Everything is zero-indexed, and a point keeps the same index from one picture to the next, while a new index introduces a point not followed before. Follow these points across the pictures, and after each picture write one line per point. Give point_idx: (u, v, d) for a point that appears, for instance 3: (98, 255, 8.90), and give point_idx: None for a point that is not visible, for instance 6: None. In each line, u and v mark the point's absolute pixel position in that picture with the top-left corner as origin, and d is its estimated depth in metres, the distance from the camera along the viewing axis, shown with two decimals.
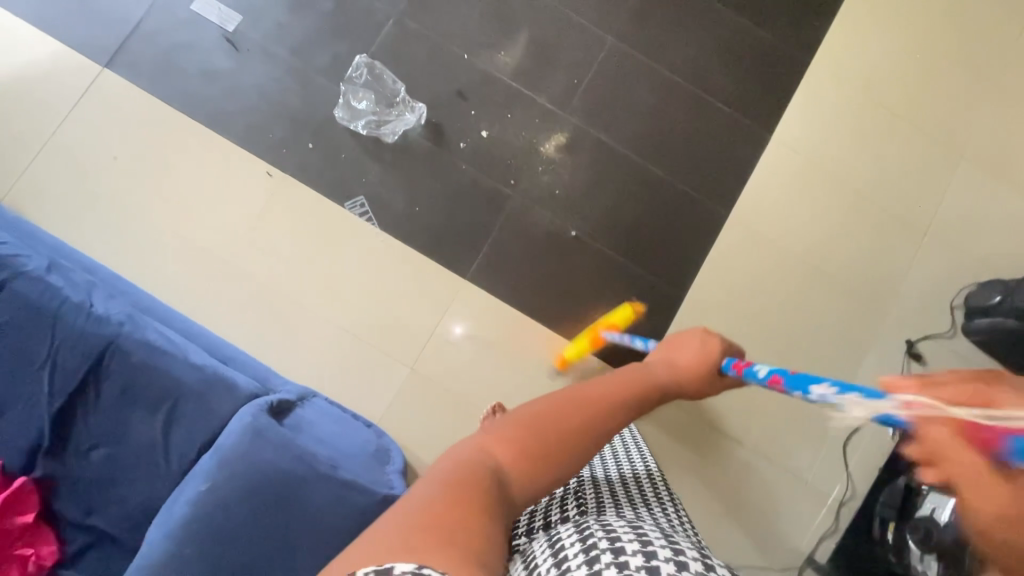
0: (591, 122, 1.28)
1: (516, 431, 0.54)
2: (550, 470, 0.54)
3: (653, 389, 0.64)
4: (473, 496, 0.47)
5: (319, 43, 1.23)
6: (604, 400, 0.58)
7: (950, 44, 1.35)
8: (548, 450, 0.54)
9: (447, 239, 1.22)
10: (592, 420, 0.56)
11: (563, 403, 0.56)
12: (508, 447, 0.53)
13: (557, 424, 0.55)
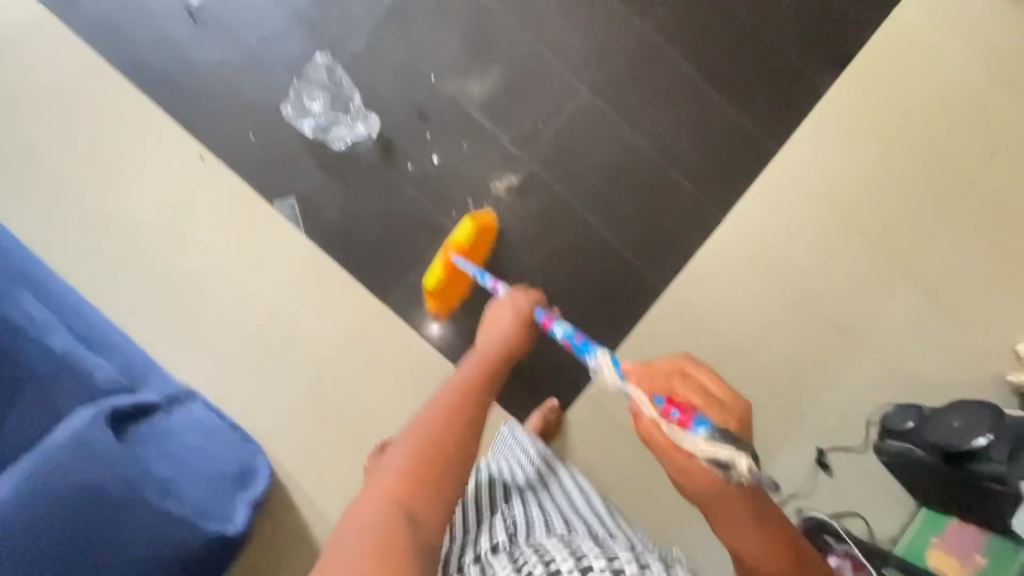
0: (546, 169, 1.25)
1: (401, 473, 0.59)
2: (452, 479, 0.61)
3: (494, 372, 0.77)
4: (392, 550, 0.52)
5: (282, 32, 1.18)
6: (458, 406, 0.67)
7: (917, 161, 1.35)
8: (438, 472, 0.60)
9: (375, 259, 1.17)
10: (461, 424, 0.65)
11: (426, 431, 0.63)
12: (395, 495, 0.57)
13: (431, 454, 0.61)
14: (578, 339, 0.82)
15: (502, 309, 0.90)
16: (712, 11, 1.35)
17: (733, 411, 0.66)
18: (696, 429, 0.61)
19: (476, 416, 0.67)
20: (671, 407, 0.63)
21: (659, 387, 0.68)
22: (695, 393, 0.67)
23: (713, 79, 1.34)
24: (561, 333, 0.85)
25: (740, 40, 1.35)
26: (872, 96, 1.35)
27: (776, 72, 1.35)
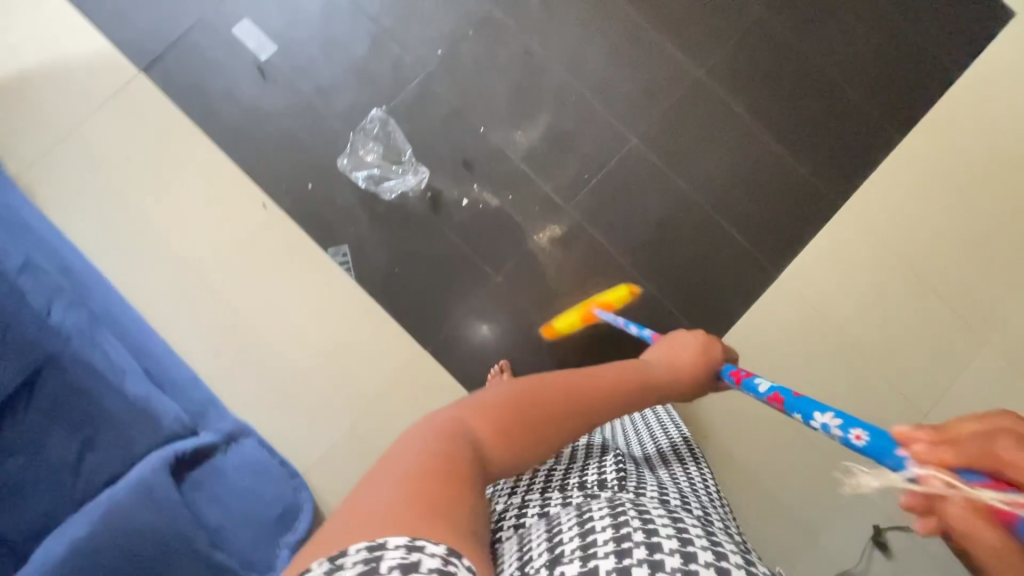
0: (591, 221, 1.24)
1: (502, 411, 0.55)
2: (540, 447, 0.57)
3: (631, 389, 0.70)
4: (462, 471, 0.49)
5: (343, 87, 1.25)
6: (580, 389, 0.62)
7: (1009, 215, 1.21)
8: (535, 433, 0.56)
9: (419, 307, 1.21)
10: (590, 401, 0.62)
11: (537, 388, 0.58)
12: (490, 426, 0.54)
13: (540, 411, 0.57)
14: (792, 396, 0.72)
15: (688, 339, 0.88)
16: (772, 56, 1.29)
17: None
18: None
19: (585, 412, 0.61)
20: (974, 470, 0.39)
21: (970, 452, 0.39)
22: (1016, 442, 0.38)
23: (771, 126, 1.28)
24: (763, 388, 0.77)
25: (801, 86, 1.29)
26: (951, 143, 1.25)
27: (839, 120, 1.28)
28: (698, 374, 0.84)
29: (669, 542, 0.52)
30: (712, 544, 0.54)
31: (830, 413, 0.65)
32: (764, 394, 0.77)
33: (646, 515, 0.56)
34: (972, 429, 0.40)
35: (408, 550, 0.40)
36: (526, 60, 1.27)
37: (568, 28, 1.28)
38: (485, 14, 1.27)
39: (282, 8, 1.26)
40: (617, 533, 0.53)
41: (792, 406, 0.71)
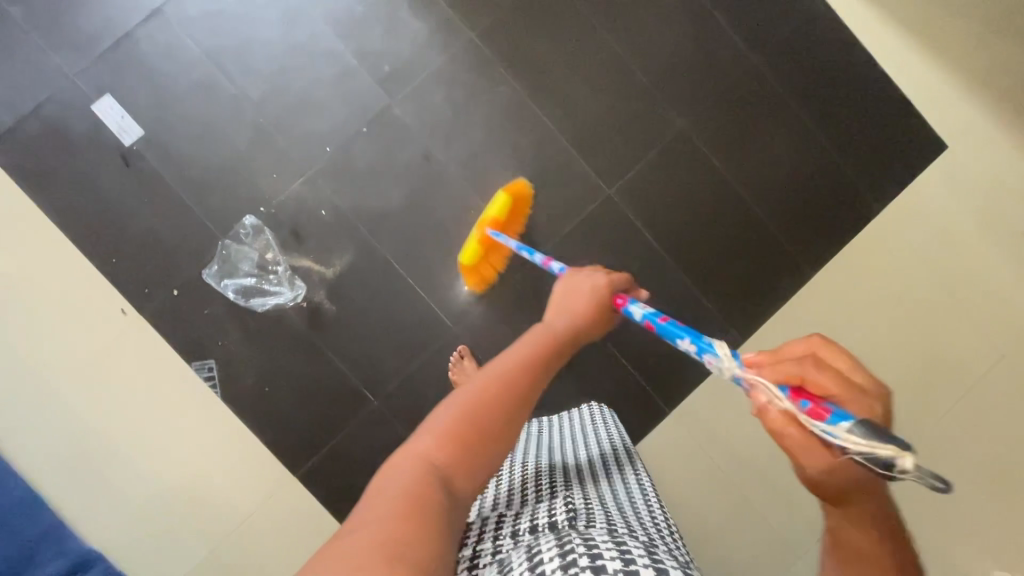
0: (480, 345, 1.17)
1: (449, 430, 0.52)
2: (495, 456, 0.54)
3: (561, 349, 0.68)
4: (422, 516, 0.45)
5: (217, 181, 1.13)
6: (518, 375, 0.58)
7: (902, 370, 1.22)
8: (484, 445, 0.53)
9: (291, 427, 1.14)
10: (525, 380, 0.59)
11: (480, 396, 0.55)
12: (440, 450, 0.51)
13: (480, 422, 0.53)
14: (661, 321, 0.73)
15: (582, 282, 0.81)
16: (691, 179, 1.21)
17: (882, 402, 0.48)
18: (839, 423, 0.44)
19: (528, 396, 0.58)
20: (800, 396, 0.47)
21: (784, 373, 0.50)
22: (833, 378, 0.48)
23: (681, 254, 1.21)
24: (641, 316, 0.77)
25: (718, 215, 1.22)
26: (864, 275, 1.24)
27: (752, 253, 1.22)
28: (600, 319, 0.78)
29: (615, 565, 0.49)
30: (655, 562, 0.51)
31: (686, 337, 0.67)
32: (640, 321, 0.77)
33: (591, 542, 0.54)
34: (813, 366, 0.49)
35: None
36: (424, 164, 1.16)
37: (473, 130, 1.17)
38: (381, 108, 1.15)
39: (151, 86, 1.12)
40: (564, 561, 0.51)
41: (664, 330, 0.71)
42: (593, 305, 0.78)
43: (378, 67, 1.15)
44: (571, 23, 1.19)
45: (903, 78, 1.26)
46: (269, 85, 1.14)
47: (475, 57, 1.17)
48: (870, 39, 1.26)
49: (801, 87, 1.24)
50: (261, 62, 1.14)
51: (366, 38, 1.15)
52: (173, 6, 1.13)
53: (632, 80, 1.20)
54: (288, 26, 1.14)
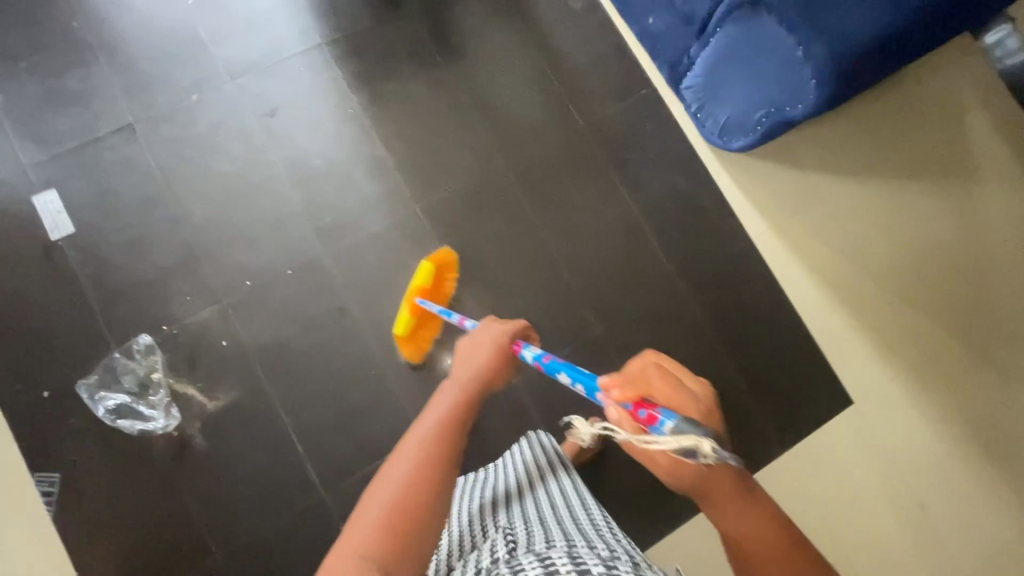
0: (346, 516, 1.11)
1: (371, 529, 0.46)
2: (436, 527, 0.48)
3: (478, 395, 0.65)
4: None
5: (128, 294, 1.13)
6: (438, 435, 0.54)
7: None
8: (413, 524, 0.47)
9: (117, 565, 1.05)
10: (453, 434, 0.55)
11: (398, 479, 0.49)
12: (375, 548, 0.45)
13: (397, 516, 0.47)
14: (549, 359, 0.78)
15: (486, 334, 0.81)
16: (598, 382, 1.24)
17: (706, 397, 0.54)
18: (665, 424, 0.49)
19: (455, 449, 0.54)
20: (640, 406, 0.53)
21: (630, 394, 0.56)
22: (661, 381, 0.55)
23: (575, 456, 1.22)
24: (533, 355, 0.80)
25: None
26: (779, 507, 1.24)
27: (647, 468, 1.24)
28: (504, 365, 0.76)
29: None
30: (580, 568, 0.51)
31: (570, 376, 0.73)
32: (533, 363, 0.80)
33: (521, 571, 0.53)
34: (648, 378, 0.56)
35: None
36: (338, 318, 1.17)
37: (395, 294, 1.20)
38: (311, 257, 1.19)
39: (99, 191, 1.17)
40: None
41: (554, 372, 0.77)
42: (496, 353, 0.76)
43: (320, 217, 1.20)
44: (511, 215, 1.26)
45: (817, 324, 1.36)
46: (212, 213, 1.18)
47: (414, 227, 1.23)
48: (791, 284, 1.36)
49: (722, 318, 1.29)
50: (210, 191, 1.19)
51: (317, 189, 1.22)
52: (145, 126, 1.20)
53: (558, 279, 1.25)
54: (245, 164, 1.21)
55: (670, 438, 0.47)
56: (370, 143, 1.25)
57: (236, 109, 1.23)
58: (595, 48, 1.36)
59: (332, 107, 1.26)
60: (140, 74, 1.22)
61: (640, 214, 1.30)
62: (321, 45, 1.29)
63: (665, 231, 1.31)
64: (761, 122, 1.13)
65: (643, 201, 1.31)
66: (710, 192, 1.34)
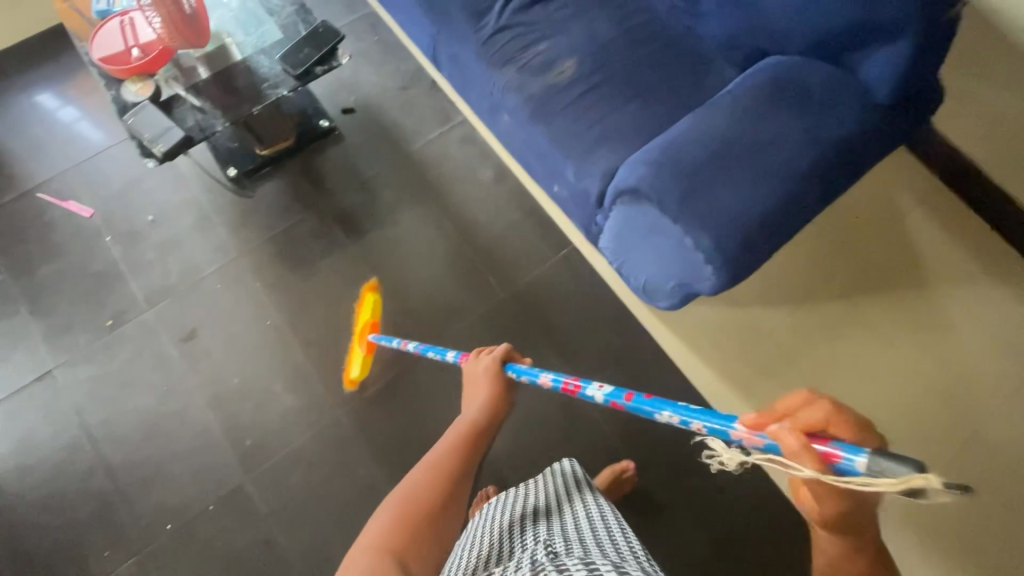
0: None
1: (389, 524, 0.59)
2: (441, 526, 0.60)
3: (486, 430, 0.75)
4: None
5: (44, 559, 1.09)
6: (434, 467, 0.65)
7: None
8: (423, 518, 0.59)
9: None
10: (455, 473, 0.65)
11: (411, 484, 0.63)
12: (388, 539, 0.57)
13: (405, 511, 0.60)
14: (625, 399, 0.69)
15: (474, 374, 0.88)
16: None
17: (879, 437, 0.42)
18: (857, 458, 0.40)
19: (467, 471, 0.67)
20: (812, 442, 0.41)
21: (799, 424, 0.43)
22: (855, 423, 0.41)
23: None
24: (599, 398, 0.74)
25: None
26: None
27: None
28: (494, 388, 0.85)
29: None
30: None
31: (663, 408, 0.63)
32: (605, 405, 0.73)
33: None
34: (815, 410, 0.42)
35: None
36: (262, 553, 1.10)
37: (321, 515, 1.12)
38: (233, 485, 1.14)
39: (18, 446, 1.15)
40: None
41: (632, 408, 0.68)
42: (494, 386, 0.85)
43: (241, 440, 1.16)
44: (436, 404, 1.19)
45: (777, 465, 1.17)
46: (130, 451, 1.15)
47: (339, 436, 1.17)
48: None
49: (671, 482, 1.14)
50: (128, 428, 1.16)
51: (237, 410, 1.18)
52: (66, 370, 1.20)
53: (494, 468, 1.16)
54: (163, 395, 1.19)
55: (872, 474, 0.39)
56: (288, 351, 1.23)
57: (155, 336, 1.23)
58: (508, 214, 1.37)
59: (251, 318, 1.25)
60: (63, 315, 1.24)
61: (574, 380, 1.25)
62: (239, 256, 1.30)
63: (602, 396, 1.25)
64: (679, 287, 1.06)
65: (575, 366, 1.25)
66: (647, 343, 1.28)
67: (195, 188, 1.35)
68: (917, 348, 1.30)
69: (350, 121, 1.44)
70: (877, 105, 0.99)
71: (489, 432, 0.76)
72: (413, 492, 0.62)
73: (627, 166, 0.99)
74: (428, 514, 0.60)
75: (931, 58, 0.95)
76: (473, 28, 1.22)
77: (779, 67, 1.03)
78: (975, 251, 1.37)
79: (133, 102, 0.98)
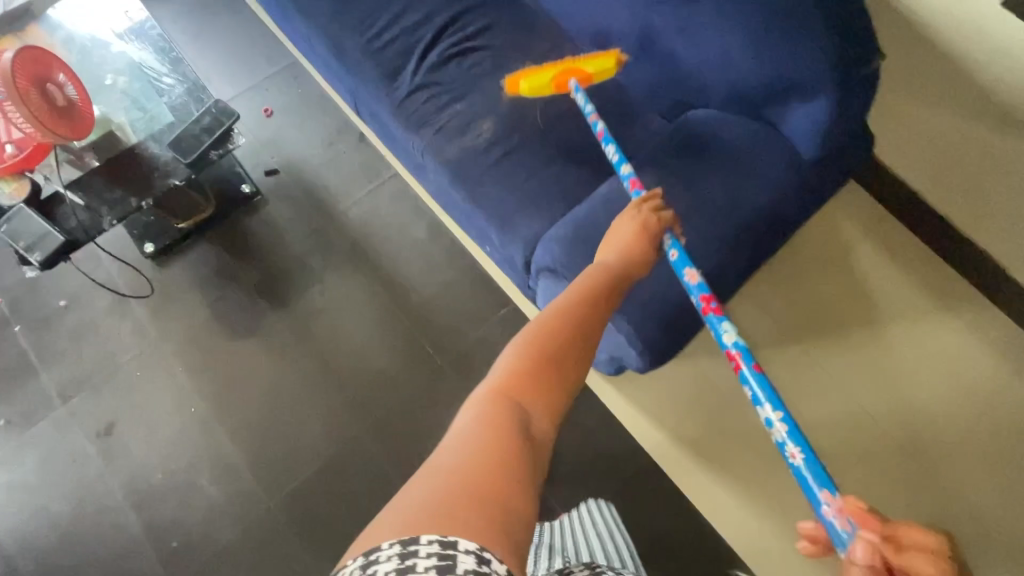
0: None
1: (511, 366, 0.52)
2: (564, 377, 0.53)
3: (616, 286, 0.69)
4: (498, 440, 0.44)
5: None
6: (562, 325, 0.57)
7: None
8: (552, 362, 0.53)
9: None
10: (585, 332, 0.58)
11: (533, 333, 0.55)
12: (513, 382, 0.50)
13: (535, 352, 0.53)
14: (751, 364, 0.69)
15: (625, 220, 0.80)
16: None
17: None
18: None
19: (594, 331, 0.60)
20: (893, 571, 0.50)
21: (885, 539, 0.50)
22: None
23: None
24: (729, 339, 0.72)
25: None
26: None
27: None
28: (647, 247, 0.77)
29: None
30: None
31: (776, 406, 0.64)
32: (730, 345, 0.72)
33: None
34: (926, 542, 0.49)
35: (441, 547, 0.37)
36: None
37: None
38: None
39: None
40: None
41: (741, 376, 0.69)
42: (637, 235, 0.77)
43: (165, 542, 1.10)
44: (374, 487, 1.14)
45: (728, 519, 1.17)
46: (46, 563, 1.08)
47: (269, 530, 1.11)
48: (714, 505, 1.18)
49: None
50: (43, 536, 1.10)
51: (160, 508, 1.12)
52: None
53: None
54: (80, 497, 1.12)
55: None
56: (214, 438, 1.17)
57: (70, 433, 1.16)
58: (445, 273, 1.31)
59: (173, 405, 1.19)
60: None
61: None
62: (159, 338, 1.23)
63: None
64: (611, 359, 1.01)
65: None
66: (594, 403, 1.23)
67: (111, 267, 1.28)
68: (868, 393, 1.26)
69: (274, 183, 1.37)
70: (800, 164, 0.95)
71: (620, 284, 0.70)
72: (541, 338, 0.55)
73: (540, 247, 0.95)
74: (555, 373, 0.52)
75: (853, 116, 0.89)
76: (385, 90, 1.16)
77: (700, 127, 0.99)
78: (929, 283, 1.31)
79: (10, 205, 0.93)
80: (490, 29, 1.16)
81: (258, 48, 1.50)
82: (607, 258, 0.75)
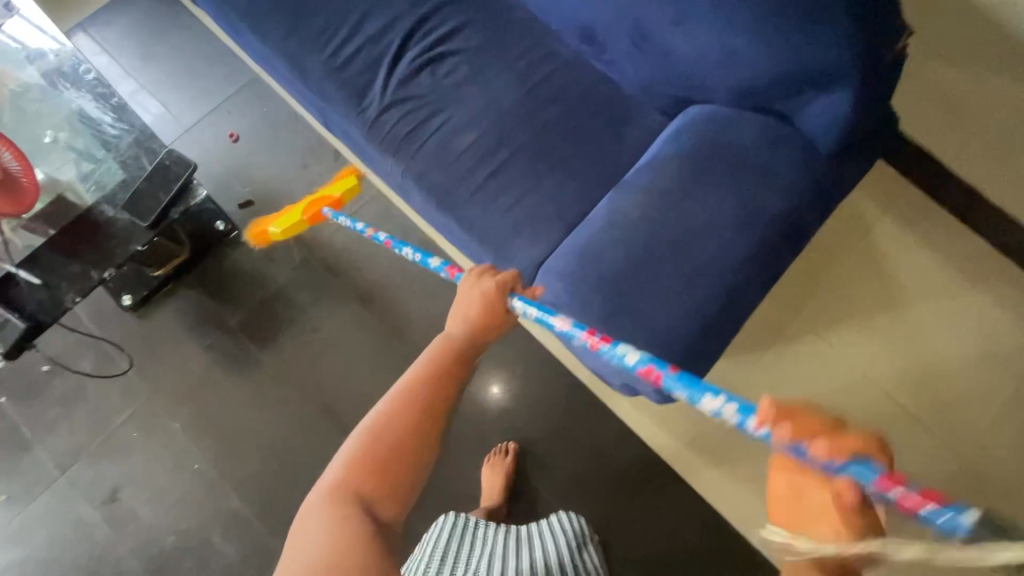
0: None
1: (344, 474, 0.53)
2: (412, 473, 0.54)
3: (470, 355, 0.63)
4: (334, 554, 0.48)
5: None
6: (403, 414, 0.55)
7: None
8: (389, 466, 0.53)
9: None
10: (428, 410, 0.55)
11: (370, 429, 0.54)
12: (354, 491, 0.52)
13: (370, 460, 0.53)
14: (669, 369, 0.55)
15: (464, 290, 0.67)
16: None
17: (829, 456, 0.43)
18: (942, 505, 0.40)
19: (440, 408, 0.56)
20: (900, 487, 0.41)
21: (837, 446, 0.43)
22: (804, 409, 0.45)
23: None
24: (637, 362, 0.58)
25: None
26: None
27: None
28: (498, 310, 0.66)
29: None
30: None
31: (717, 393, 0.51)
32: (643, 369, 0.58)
33: None
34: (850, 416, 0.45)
35: None
36: None
37: None
38: None
39: None
40: None
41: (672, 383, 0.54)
42: (484, 300, 0.66)
43: None
44: None
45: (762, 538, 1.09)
46: None
47: None
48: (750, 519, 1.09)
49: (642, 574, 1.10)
50: None
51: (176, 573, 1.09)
52: None
53: None
54: (94, 568, 1.10)
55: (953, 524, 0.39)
56: (221, 495, 1.13)
57: (73, 505, 1.12)
58: (441, 297, 1.23)
59: (174, 464, 1.15)
60: None
61: (533, 474, 1.16)
62: (150, 396, 1.18)
63: (564, 484, 1.15)
64: (625, 386, 0.94)
65: (534, 458, 1.17)
66: (610, 421, 1.17)
67: (90, 325, 1.21)
68: (915, 387, 1.13)
69: (250, 217, 1.28)
70: (820, 160, 0.85)
71: (471, 343, 0.63)
72: (374, 441, 0.54)
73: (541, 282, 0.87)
74: (395, 470, 0.53)
75: (875, 105, 0.79)
76: (355, 110, 1.05)
77: (703, 127, 0.89)
78: (962, 263, 1.17)
79: None
80: (463, 30, 1.05)
81: (212, 66, 1.38)
82: (453, 314, 0.66)
